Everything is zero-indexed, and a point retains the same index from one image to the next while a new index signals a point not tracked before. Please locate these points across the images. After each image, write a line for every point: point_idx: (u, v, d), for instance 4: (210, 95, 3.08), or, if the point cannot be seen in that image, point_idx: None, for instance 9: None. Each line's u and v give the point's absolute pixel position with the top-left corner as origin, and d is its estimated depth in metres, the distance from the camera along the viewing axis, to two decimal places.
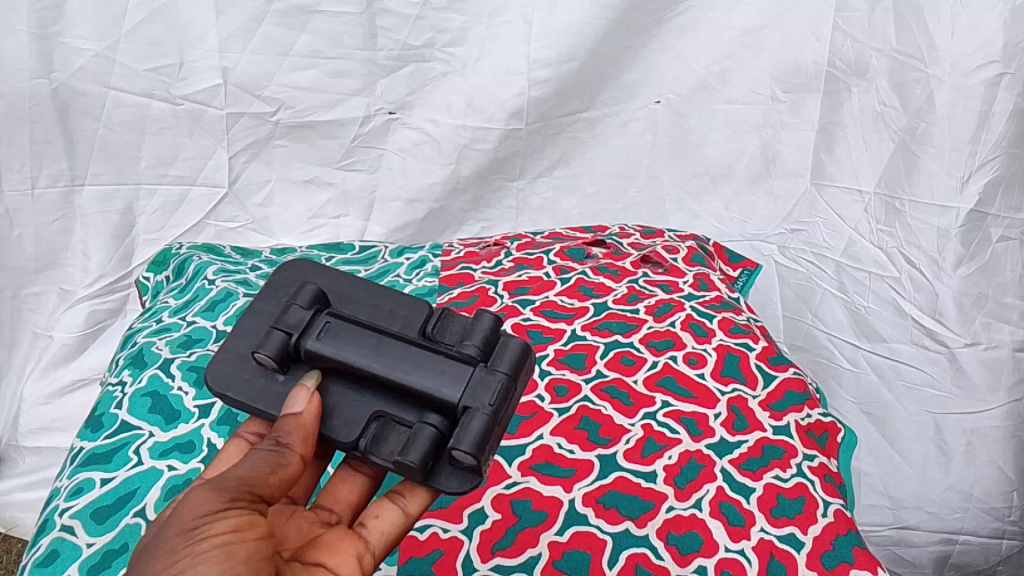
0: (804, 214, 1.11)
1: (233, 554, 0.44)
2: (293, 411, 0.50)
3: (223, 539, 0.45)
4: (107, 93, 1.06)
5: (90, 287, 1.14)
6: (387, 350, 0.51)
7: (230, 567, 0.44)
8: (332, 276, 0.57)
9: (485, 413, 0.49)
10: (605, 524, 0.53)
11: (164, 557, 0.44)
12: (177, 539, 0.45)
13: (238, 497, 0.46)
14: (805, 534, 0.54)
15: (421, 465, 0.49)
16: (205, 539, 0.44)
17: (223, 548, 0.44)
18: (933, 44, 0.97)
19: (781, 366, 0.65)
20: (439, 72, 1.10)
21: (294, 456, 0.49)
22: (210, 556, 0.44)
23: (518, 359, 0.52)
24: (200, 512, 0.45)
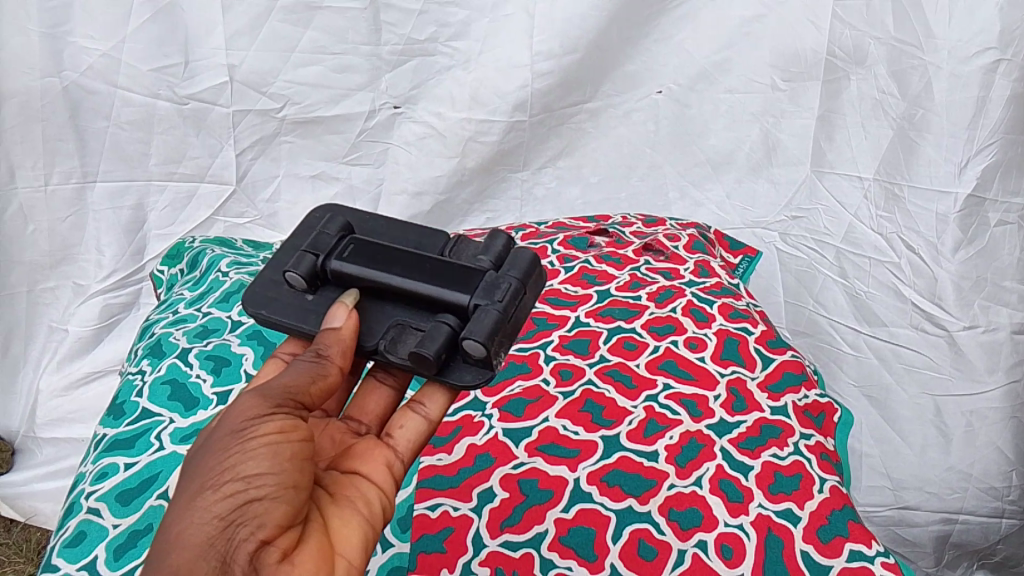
0: (805, 201, 1.13)
1: (280, 452, 0.49)
2: (334, 326, 0.55)
3: (269, 439, 0.49)
4: (115, 92, 1.09)
5: (104, 281, 1.17)
6: (407, 263, 0.56)
7: (277, 464, 0.48)
8: (359, 213, 0.62)
9: (495, 308, 0.53)
10: (609, 501, 0.55)
11: (217, 456, 0.49)
12: (227, 440, 0.49)
13: (282, 403, 0.51)
14: (801, 509, 0.55)
15: (437, 356, 0.53)
16: (254, 439, 0.48)
17: (270, 447, 0.49)
18: (930, 32, 0.99)
19: (780, 350, 0.67)
20: (443, 66, 1.12)
21: (335, 366, 0.54)
22: (259, 452, 0.48)
23: (528, 267, 0.56)
24: (248, 416, 0.49)
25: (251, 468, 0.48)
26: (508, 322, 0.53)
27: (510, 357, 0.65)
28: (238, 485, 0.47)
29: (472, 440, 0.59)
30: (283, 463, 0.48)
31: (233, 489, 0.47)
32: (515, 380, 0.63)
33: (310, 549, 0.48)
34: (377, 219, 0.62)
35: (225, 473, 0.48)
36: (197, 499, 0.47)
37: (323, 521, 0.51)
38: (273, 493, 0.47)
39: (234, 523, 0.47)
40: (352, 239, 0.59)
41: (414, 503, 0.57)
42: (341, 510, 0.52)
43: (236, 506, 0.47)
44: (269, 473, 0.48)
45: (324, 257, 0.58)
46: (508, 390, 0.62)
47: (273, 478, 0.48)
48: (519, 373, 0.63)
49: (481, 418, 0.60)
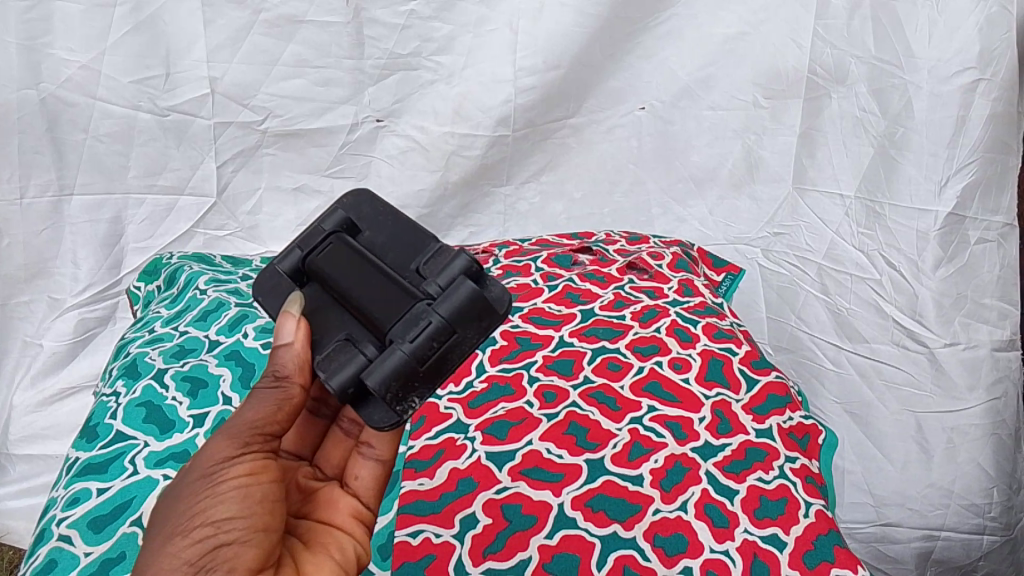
0: (787, 217, 1.13)
1: (248, 495, 0.48)
2: (283, 343, 0.51)
3: (239, 481, 0.48)
4: (94, 104, 1.07)
5: (79, 295, 1.15)
6: (362, 282, 0.53)
7: (247, 506, 0.48)
8: (377, 202, 0.57)
9: (400, 352, 0.48)
10: (593, 527, 0.54)
11: (186, 501, 0.48)
12: (197, 484, 0.48)
13: (250, 441, 0.50)
14: (787, 534, 0.54)
15: (339, 390, 0.49)
16: (223, 483, 0.48)
17: (239, 491, 0.48)
18: (910, 52, 1.01)
19: (764, 370, 0.67)
20: (426, 80, 1.11)
21: (296, 388, 0.51)
22: (229, 496, 0.48)
23: (463, 305, 0.50)
24: (216, 458, 0.49)
25: (220, 512, 0.47)
26: (415, 367, 0.48)
27: (493, 378, 0.64)
28: (207, 529, 0.47)
29: (455, 464, 0.58)
30: (252, 507, 0.48)
31: (202, 535, 0.47)
32: (498, 402, 0.62)
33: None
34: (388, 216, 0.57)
35: (194, 519, 0.47)
36: (167, 545, 0.47)
37: (294, 564, 0.50)
38: (242, 537, 0.47)
39: (203, 569, 0.46)
40: (339, 238, 0.55)
41: (394, 529, 0.55)
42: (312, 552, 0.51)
43: (205, 551, 0.46)
44: (239, 517, 0.48)
45: (308, 255, 0.56)
46: (491, 412, 0.61)
47: (241, 522, 0.47)
48: (502, 396, 0.62)
49: (464, 442, 0.59)
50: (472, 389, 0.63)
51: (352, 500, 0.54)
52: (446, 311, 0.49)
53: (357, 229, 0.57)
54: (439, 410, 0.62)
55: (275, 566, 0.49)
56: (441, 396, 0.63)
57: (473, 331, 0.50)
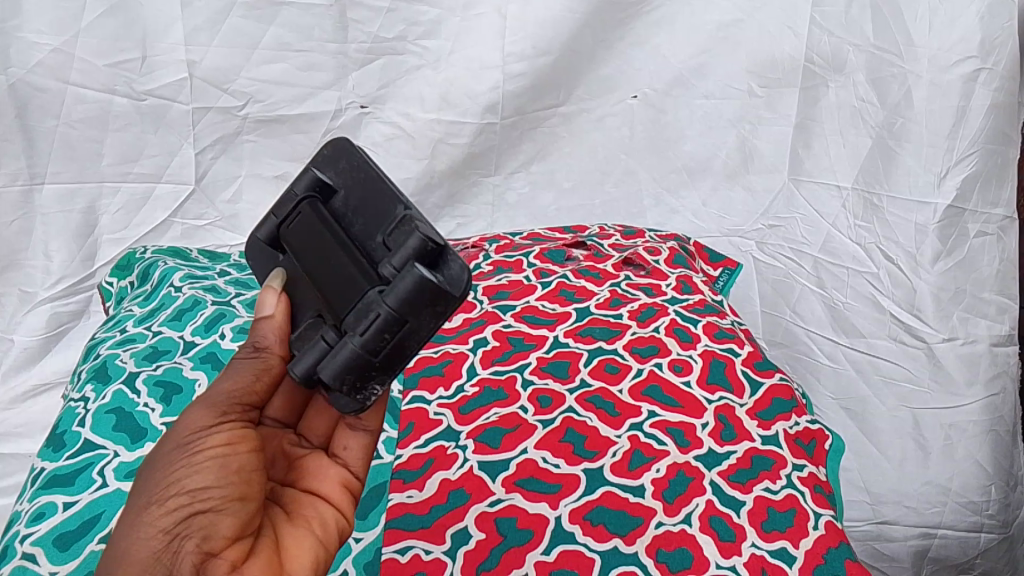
0: (782, 209, 1.09)
1: (227, 462, 0.45)
2: (264, 314, 0.48)
3: (216, 451, 0.45)
4: (66, 89, 1.02)
5: (52, 289, 1.08)
6: (322, 258, 0.46)
7: (223, 477, 0.44)
8: (353, 154, 0.48)
9: (352, 345, 0.42)
10: (593, 542, 0.51)
11: (160, 471, 0.45)
12: (172, 454, 0.45)
13: (228, 411, 0.47)
14: (796, 548, 0.52)
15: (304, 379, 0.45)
16: (200, 451, 0.44)
17: (217, 459, 0.45)
18: (910, 41, 0.99)
19: (767, 372, 0.64)
20: (412, 65, 1.07)
21: (275, 357, 0.48)
22: (204, 466, 0.44)
23: (412, 292, 0.42)
24: (193, 427, 0.46)
25: (197, 480, 0.44)
26: (369, 363, 0.42)
27: (484, 382, 0.61)
28: (183, 498, 0.43)
29: (445, 474, 0.55)
30: (231, 474, 0.45)
31: (177, 504, 0.43)
32: (491, 407, 0.59)
33: (260, 563, 0.45)
34: (355, 172, 0.48)
35: (169, 488, 0.44)
36: (141, 515, 0.43)
37: (275, 537, 0.47)
38: (219, 504, 0.44)
39: (179, 537, 0.43)
40: (307, 201, 0.48)
41: (382, 546, 0.52)
42: (294, 526, 0.48)
43: (180, 521, 0.43)
44: (217, 485, 0.44)
45: (281, 223, 0.50)
46: (483, 418, 0.58)
47: (219, 490, 0.44)
48: (495, 400, 0.59)
49: (455, 450, 0.56)
50: (462, 394, 0.60)
51: (341, 469, 0.51)
52: (394, 300, 0.42)
53: (331, 188, 0.49)
54: (428, 416, 0.59)
55: (254, 536, 0.46)
56: (430, 401, 0.60)
57: (428, 320, 0.42)
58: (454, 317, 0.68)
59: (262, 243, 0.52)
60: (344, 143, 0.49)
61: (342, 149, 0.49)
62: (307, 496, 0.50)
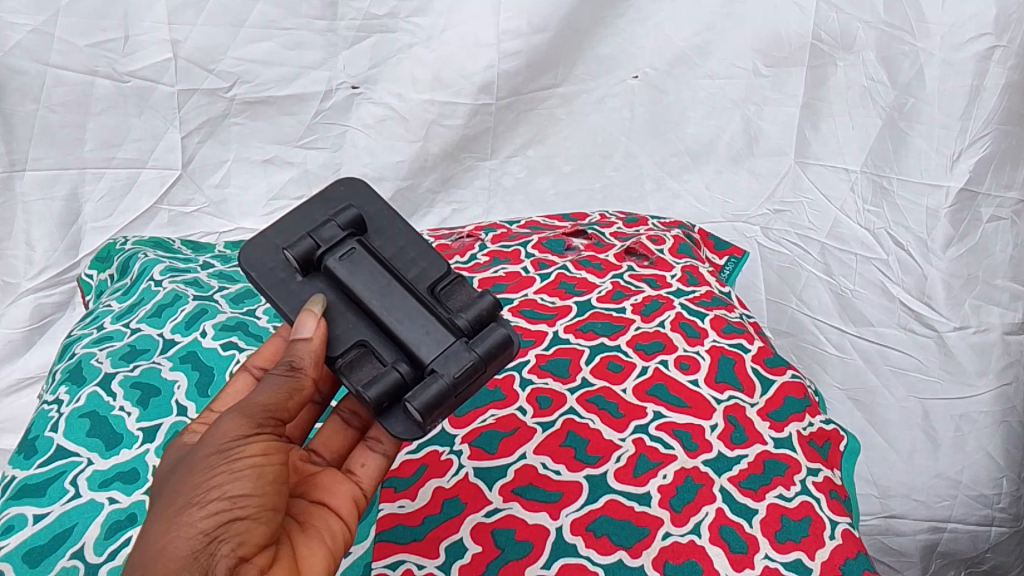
0: (788, 193, 1.06)
1: (263, 473, 0.43)
2: (306, 335, 0.46)
3: (254, 461, 0.43)
4: (45, 71, 0.97)
5: (35, 279, 1.04)
6: (390, 296, 0.49)
7: (261, 486, 0.42)
8: (386, 208, 0.53)
9: (446, 382, 0.47)
10: (596, 555, 0.48)
11: (193, 475, 0.42)
12: (210, 458, 0.43)
13: (264, 422, 0.44)
14: (812, 560, 0.49)
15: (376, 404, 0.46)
16: (239, 460, 0.42)
17: (254, 469, 0.43)
18: (922, 17, 0.95)
19: (779, 369, 0.61)
20: (404, 44, 1.04)
21: (308, 379, 0.46)
22: (242, 475, 0.42)
23: (499, 345, 0.48)
24: (231, 433, 0.43)
25: (236, 487, 0.42)
26: (454, 399, 0.47)
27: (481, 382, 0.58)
28: (223, 504, 0.41)
29: (439, 482, 0.52)
30: (267, 485, 0.43)
31: (217, 509, 0.41)
32: (488, 409, 0.56)
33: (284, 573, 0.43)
34: (391, 220, 0.53)
35: (208, 491, 0.41)
36: (177, 516, 0.41)
37: (292, 547, 0.45)
38: (256, 513, 0.42)
39: (216, 541, 0.41)
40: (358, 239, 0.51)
41: (372, 560, 0.49)
42: (307, 535, 0.46)
43: (216, 526, 0.41)
44: (254, 493, 0.42)
45: (325, 251, 0.50)
46: (479, 421, 0.55)
47: (256, 500, 0.42)
48: (492, 402, 0.57)
49: (449, 456, 0.53)
50: None
51: (352, 486, 0.49)
52: (484, 349, 0.48)
53: (368, 231, 0.52)
54: None
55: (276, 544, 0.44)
56: None
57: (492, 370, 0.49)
58: None
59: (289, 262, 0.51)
60: (366, 189, 0.54)
61: (364, 194, 0.53)
62: (318, 508, 0.47)
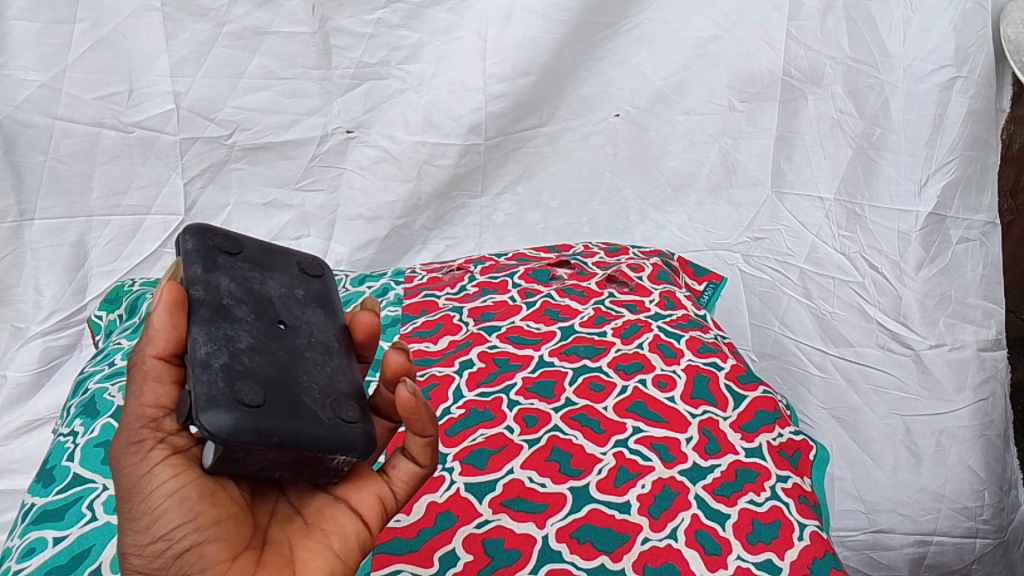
0: (767, 221, 1.10)
1: (184, 496, 0.41)
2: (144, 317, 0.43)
3: (170, 488, 0.41)
4: (54, 124, 1.02)
5: (43, 323, 1.07)
6: None
7: (189, 510, 0.41)
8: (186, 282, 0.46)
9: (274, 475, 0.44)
10: (580, 560, 0.53)
11: (124, 514, 0.42)
12: (128, 497, 0.41)
13: (145, 442, 0.42)
14: (781, 559, 0.54)
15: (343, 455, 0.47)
16: (152, 493, 0.41)
17: (174, 495, 0.41)
18: (886, 52, 0.99)
19: (751, 385, 0.66)
20: (395, 89, 1.08)
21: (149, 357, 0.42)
22: (166, 506, 0.41)
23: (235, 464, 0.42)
24: (127, 469, 0.41)
25: (165, 523, 0.41)
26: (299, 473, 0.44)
27: (471, 404, 0.63)
28: (161, 542, 0.41)
29: (432, 497, 0.57)
30: (198, 503, 0.41)
31: (158, 548, 0.41)
32: (477, 428, 0.61)
33: None
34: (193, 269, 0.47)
35: (144, 534, 0.41)
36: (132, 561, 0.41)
37: (291, 549, 0.44)
38: (200, 534, 0.41)
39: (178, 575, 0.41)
40: None
41: (371, 570, 0.54)
42: (311, 537, 0.44)
43: (167, 564, 0.41)
44: (186, 519, 0.41)
45: None
46: (470, 440, 0.60)
47: (191, 524, 0.41)
48: (481, 421, 0.61)
49: (441, 473, 0.58)
50: (449, 416, 0.62)
51: (381, 487, 0.46)
52: None
53: None
54: None
55: (261, 549, 0.43)
56: None
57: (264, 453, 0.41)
58: (440, 338, 0.69)
59: None
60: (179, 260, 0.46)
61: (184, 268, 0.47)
62: (332, 507, 0.45)
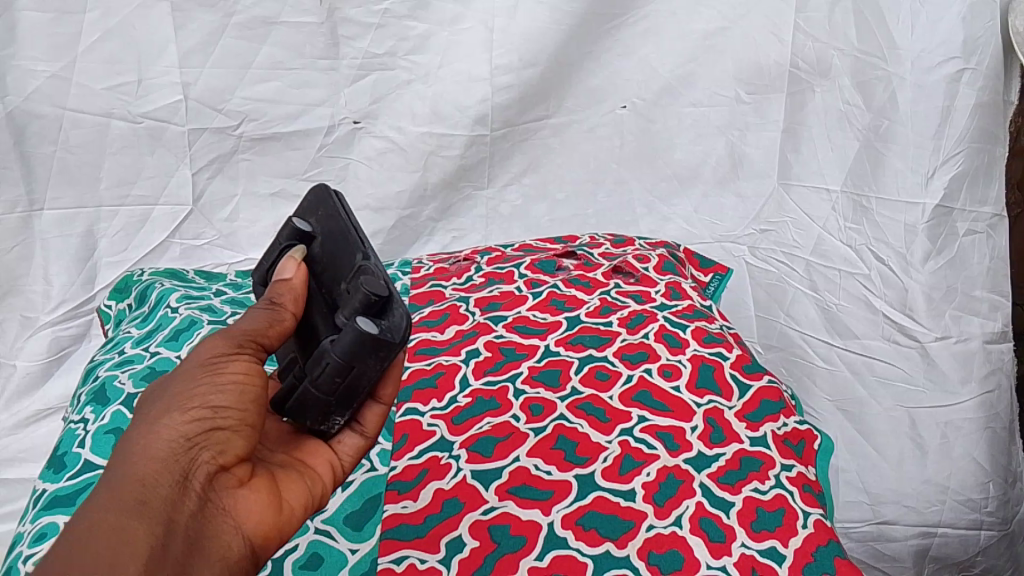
0: (773, 214, 1.10)
1: (245, 391, 0.46)
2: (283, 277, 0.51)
3: (238, 379, 0.46)
4: (63, 115, 1.02)
5: (52, 313, 1.08)
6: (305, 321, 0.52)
7: (242, 403, 0.46)
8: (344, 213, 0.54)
9: (310, 387, 0.48)
10: (585, 547, 0.53)
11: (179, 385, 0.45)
12: (195, 371, 0.46)
13: (244, 345, 0.47)
14: (785, 547, 0.55)
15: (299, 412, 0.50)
16: (222, 375, 0.46)
17: (237, 385, 0.46)
18: (893, 43, 0.99)
19: (756, 375, 0.67)
20: (403, 80, 1.08)
21: (287, 314, 0.50)
22: (226, 390, 0.45)
23: (354, 344, 0.46)
24: (213, 353, 0.47)
25: (219, 399, 0.45)
26: (326, 398, 0.48)
27: (477, 393, 0.64)
28: (205, 412, 0.45)
29: (439, 484, 0.58)
30: (250, 403, 0.46)
31: (199, 419, 0.44)
32: (483, 417, 0.62)
33: (259, 490, 0.46)
34: (328, 223, 0.54)
35: (195, 399, 0.45)
36: (159, 421, 0.44)
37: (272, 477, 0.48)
38: (236, 425, 0.46)
39: (197, 447, 0.44)
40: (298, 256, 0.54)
41: (378, 556, 0.55)
42: (287, 475, 0.49)
43: (198, 435, 0.44)
44: (234, 408, 0.45)
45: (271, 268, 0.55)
46: (477, 428, 0.61)
47: (236, 413, 0.46)
48: (487, 410, 0.62)
49: (449, 460, 0.59)
50: (456, 404, 0.63)
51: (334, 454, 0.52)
52: (340, 351, 0.46)
53: (313, 235, 0.55)
54: (423, 428, 0.62)
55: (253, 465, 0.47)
56: (424, 413, 0.63)
57: (373, 363, 0.47)
58: (446, 328, 0.70)
59: (261, 284, 0.57)
60: (326, 194, 0.55)
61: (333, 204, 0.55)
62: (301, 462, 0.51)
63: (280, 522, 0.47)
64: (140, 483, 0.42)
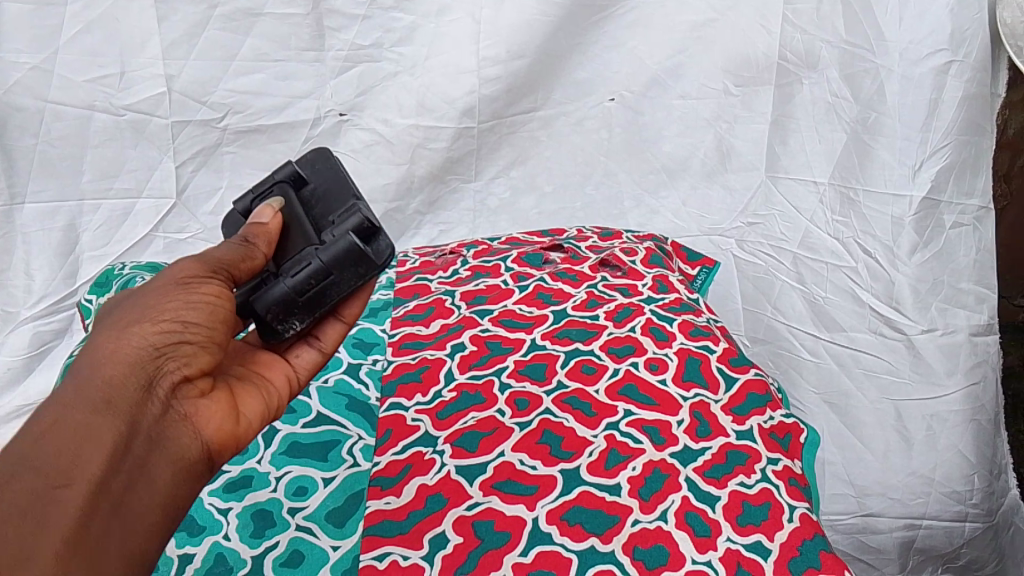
0: (761, 206, 1.09)
1: (215, 309, 0.51)
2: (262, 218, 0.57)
3: (210, 297, 0.51)
4: (45, 106, 1.01)
5: (34, 307, 1.05)
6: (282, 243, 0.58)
7: (209, 319, 0.51)
8: (336, 167, 0.61)
9: (282, 288, 0.55)
10: (570, 542, 0.53)
11: (153, 301, 0.50)
12: (167, 289, 0.51)
13: (217, 271, 0.53)
14: (771, 541, 0.54)
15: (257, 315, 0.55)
16: (194, 293, 0.51)
17: (209, 303, 0.51)
18: (881, 35, 0.98)
19: (742, 368, 0.67)
20: (389, 72, 1.07)
21: (259, 253, 0.55)
22: (198, 307, 0.51)
23: (342, 254, 0.54)
24: (187, 274, 0.52)
25: (190, 315, 0.50)
26: (294, 298, 0.54)
27: (462, 387, 0.63)
28: (174, 324, 0.49)
29: (423, 480, 0.58)
30: (217, 320, 0.51)
31: (168, 331, 0.49)
32: (468, 412, 0.62)
33: (221, 400, 0.52)
34: (326, 177, 0.61)
35: (165, 312, 0.50)
36: (130, 328, 0.49)
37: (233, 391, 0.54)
38: (202, 341, 0.51)
39: (164, 356, 0.49)
40: (285, 194, 0.60)
41: (360, 553, 0.54)
42: (246, 390, 0.54)
43: (166, 344, 0.49)
44: (202, 325, 0.51)
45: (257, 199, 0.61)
46: (460, 423, 0.61)
47: (205, 329, 0.51)
48: (473, 404, 0.62)
49: (433, 456, 0.59)
50: (440, 399, 0.63)
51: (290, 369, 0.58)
52: (326, 257, 0.54)
53: (303, 181, 0.61)
54: (406, 423, 0.62)
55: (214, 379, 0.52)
56: (408, 408, 0.63)
57: (350, 277, 0.55)
58: (432, 322, 0.70)
59: (239, 215, 0.61)
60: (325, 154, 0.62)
61: (327, 161, 0.62)
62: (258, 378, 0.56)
63: (237, 431, 0.52)
64: (110, 382, 0.46)
